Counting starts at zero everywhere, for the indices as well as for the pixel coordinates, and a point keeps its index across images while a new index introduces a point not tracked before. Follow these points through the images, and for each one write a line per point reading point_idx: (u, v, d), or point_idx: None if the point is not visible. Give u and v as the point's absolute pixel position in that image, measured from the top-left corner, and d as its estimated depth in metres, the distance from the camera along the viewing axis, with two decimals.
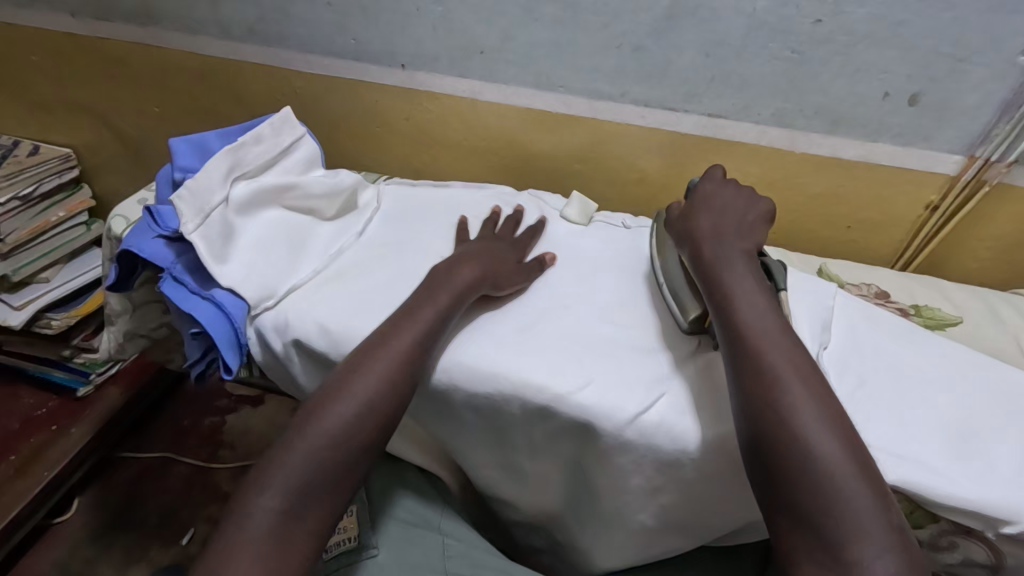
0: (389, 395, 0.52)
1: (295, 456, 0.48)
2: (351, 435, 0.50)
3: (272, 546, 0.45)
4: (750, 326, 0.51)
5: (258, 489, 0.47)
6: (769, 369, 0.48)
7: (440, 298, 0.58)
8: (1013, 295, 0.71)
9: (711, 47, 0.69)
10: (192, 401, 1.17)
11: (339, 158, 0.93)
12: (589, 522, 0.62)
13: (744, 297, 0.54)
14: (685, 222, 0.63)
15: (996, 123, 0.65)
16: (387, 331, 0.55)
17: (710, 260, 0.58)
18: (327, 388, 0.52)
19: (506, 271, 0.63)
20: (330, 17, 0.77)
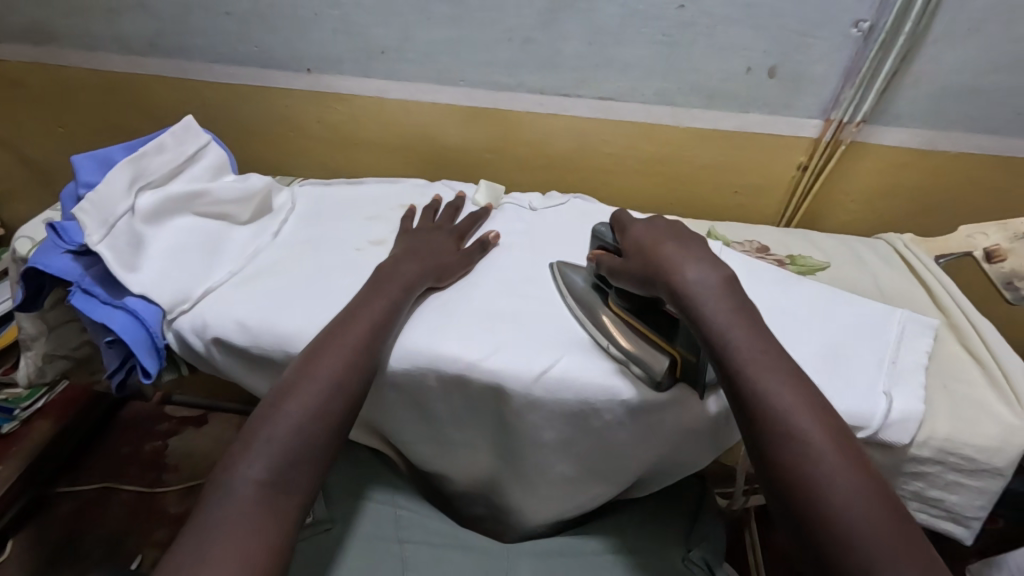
0: (355, 375, 0.53)
1: (278, 428, 0.48)
2: (325, 410, 0.51)
3: (259, 510, 0.44)
4: (757, 374, 0.46)
5: (236, 461, 0.47)
6: (794, 426, 0.43)
7: (391, 290, 0.60)
8: (877, 240, 0.77)
9: (593, 35, 0.73)
10: (130, 429, 1.22)
11: (259, 165, 0.96)
12: (515, 486, 0.66)
13: (743, 336, 0.47)
14: (645, 257, 0.54)
15: (843, 89, 0.73)
16: (343, 320, 0.57)
17: (689, 292, 0.50)
18: (291, 377, 0.52)
19: (445, 259, 0.66)
20: (230, 26, 0.80)
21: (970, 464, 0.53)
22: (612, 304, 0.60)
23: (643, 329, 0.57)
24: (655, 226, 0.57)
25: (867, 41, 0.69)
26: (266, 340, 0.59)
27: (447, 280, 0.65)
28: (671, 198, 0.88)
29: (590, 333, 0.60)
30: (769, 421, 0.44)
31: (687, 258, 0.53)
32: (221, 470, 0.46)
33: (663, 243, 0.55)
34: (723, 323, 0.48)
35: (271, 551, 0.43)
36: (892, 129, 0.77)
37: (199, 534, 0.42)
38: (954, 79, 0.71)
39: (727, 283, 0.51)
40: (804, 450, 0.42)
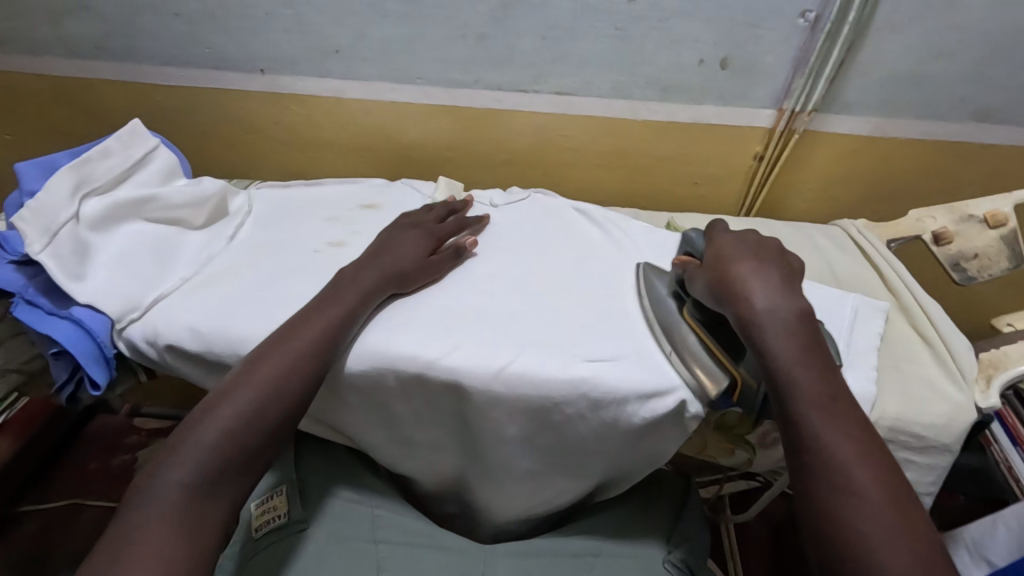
0: (291, 388, 0.51)
1: (203, 434, 0.47)
2: (256, 419, 0.49)
3: (181, 512, 0.44)
4: (817, 421, 0.45)
5: (160, 467, 0.45)
6: (848, 479, 0.42)
7: (348, 298, 0.58)
8: (832, 226, 0.79)
9: (546, 30, 0.73)
10: (97, 444, 1.19)
11: (218, 169, 0.94)
12: (482, 484, 0.65)
13: (807, 378, 0.47)
14: (721, 270, 0.56)
15: (794, 79, 0.74)
16: (286, 330, 0.55)
17: (759, 321, 0.51)
18: (227, 384, 0.51)
19: (408, 265, 0.63)
20: (179, 27, 0.78)
21: (920, 442, 0.55)
22: (685, 313, 0.60)
23: (709, 342, 0.57)
24: (737, 245, 0.59)
25: (814, 31, 0.70)
26: (220, 346, 0.58)
27: (411, 286, 0.63)
28: (633, 190, 0.89)
29: (657, 338, 0.59)
30: (820, 469, 0.43)
31: (761, 286, 0.54)
32: (147, 473, 0.45)
33: (751, 270, 0.55)
34: (787, 362, 0.48)
35: (187, 557, 0.42)
36: (843, 118, 0.79)
37: (120, 536, 0.42)
38: (899, 67, 0.73)
39: (796, 320, 0.51)
40: (857, 507, 0.40)
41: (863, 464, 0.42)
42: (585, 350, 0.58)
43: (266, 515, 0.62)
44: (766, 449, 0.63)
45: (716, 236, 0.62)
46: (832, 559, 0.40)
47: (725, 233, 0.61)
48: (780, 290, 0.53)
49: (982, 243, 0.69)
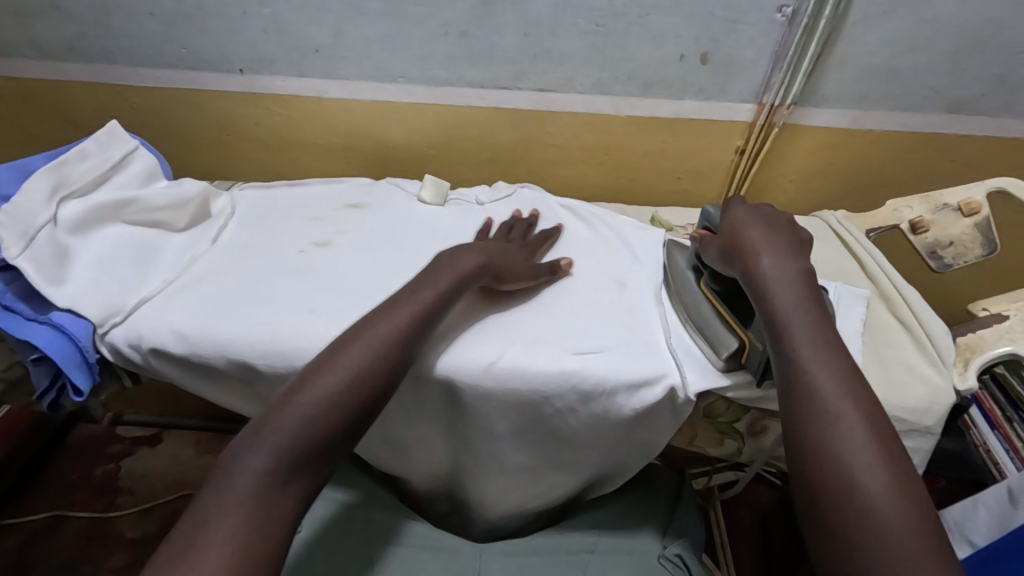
0: (377, 368, 0.49)
1: (287, 418, 0.44)
2: (343, 402, 0.46)
3: (259, 503, 0.41)
4: (812, 358, 0.46)
5: (243, 448, 0.43)
6: (833, 408, 0.43)
7: (439, 282, 0.56)
8: (813, 217, 0.80)
9: (527, 27, 0.74)
10: (78, 454, 1.17)
11: (198, 171, 0.93)
12: (474, 480, 0.66)
13: (802, 322, 0.48)
14: (733, 233, 0.58)
15: (773, 73, 0.76)
16: (375, 314, 0.53)
17: (763, 274, 0.52)
18: (315, 363, 0.49)
19: (509, 262, 0.63)
20: (154, 27, 0.77)
21: (902, 426, 0.56)
22: (703, 284, 0.62)
23: (723, 310, 0.58)
24: (754, 213, 0.59)
25: (791, 26, 0.71)
26: (206, 349, 0.58)
27: (508, 283, 0.62)
28: (616, 184, 0.90)
29: (676, 310, 0.63)
30: (806, 399, 0.44)
31: (770, 248, 0.54)
32: (229, 452, 0.43)
33: (766, 232, 0.56)
34: (787, 308, 0.49)
35: (260, 549, 0.39)
36: (821, 111, 0.80)
37: (195, 523, 0.39)
38: (874, 60, 0.75)
39: (801, 277, 0.52)
40: (840, 432, 0.41)
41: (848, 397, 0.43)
42: (574, 344, 0.58)
43: None
44: (755, 438, 0.63)
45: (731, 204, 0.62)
46: (812, 485, 0.40)
47: (740, 202, 0.62)
48: (788, 250, 0.55)
49: (957, 232, 0.70)
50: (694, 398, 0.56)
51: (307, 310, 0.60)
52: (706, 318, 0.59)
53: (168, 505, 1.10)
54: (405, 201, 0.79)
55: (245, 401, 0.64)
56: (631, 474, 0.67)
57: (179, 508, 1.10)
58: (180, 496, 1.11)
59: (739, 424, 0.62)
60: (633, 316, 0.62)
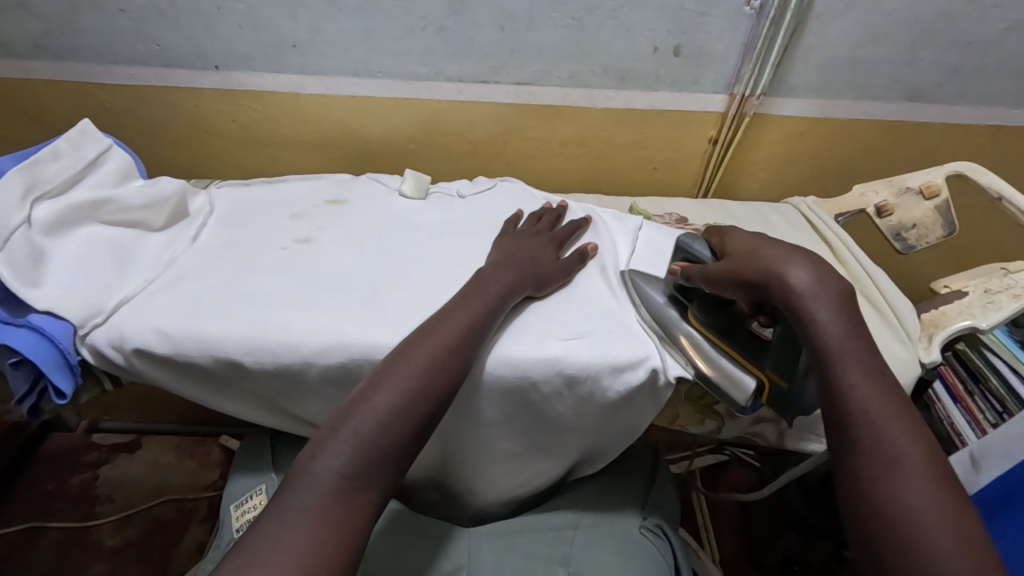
0: (438, 375, 0.51)
1: (359, 423, 0.47)
2: (408, 410, 0.49)
3: (331, 500, 0.44)
4: (868, 397, 0.45)
5: (320, 448, 0.46)
6: (899, 455, 0.42)
7: (488, 295, 0.58)
8: (783, 205, 0.83)
9: (504, 21, 0.75)
10: (53, 464, 1.14)
11: (172, 170, 0.92)
12: (465, 468, 0.67)
13: (853, 356, 0.47)
14: (749, 255, 0.54)
15: (743, 64, 0.78)
16: (432, 323, 0.55)
17: (802, 296, 0.50)
18: (382, 367, 0.51)
19: (542, 268, 0.64)
20: (125, 24, 0.75)
21: None
22: (692, 319, 0.60)
23: (726, 346, 0.58)
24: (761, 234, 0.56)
25: (759, 19, 0.73)
26: (191, 347, 0.57)
27: (546, 289, 0.64)
28: (594, 175, 0.92)
29: (669, 350, 0.59)
30: (865, 436, 0.44)
31: (804, 265, 0.52)
32: (306, 453, 0.46)
33: (786, 249, 0.53)
34: (839, 340, 0.48)
35: (338, 546, 0.42)
36: (789, 101, 0.83)
37: (276, 516, 0.42)
38: (838, 51, 0.77)
39: (845, 300, 0.50)
40: (905, 480, 0.41)
41: (910, 442, 0.43)
42: (561, 332, 0.59)
43: (247, 516, 0.65)
44: (734, 418, 0.65)
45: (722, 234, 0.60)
46: (872, 526, 0.40)
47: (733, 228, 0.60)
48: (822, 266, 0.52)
49: (919, 214, 0.73)
50: (674, 381, 0.58)
51: (292, 306, 0.61)
52: (708, 355, 0.58)
53: (149, 512, 1.08)
54: (385, 195, 0.79)
55: (231, 399, 0.63)
56: (616, 456, 0.69)
57: (160, 513, 1.09)
58: (161, 502, 1.09)
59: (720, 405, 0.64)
60: (614, 301, 0.64)
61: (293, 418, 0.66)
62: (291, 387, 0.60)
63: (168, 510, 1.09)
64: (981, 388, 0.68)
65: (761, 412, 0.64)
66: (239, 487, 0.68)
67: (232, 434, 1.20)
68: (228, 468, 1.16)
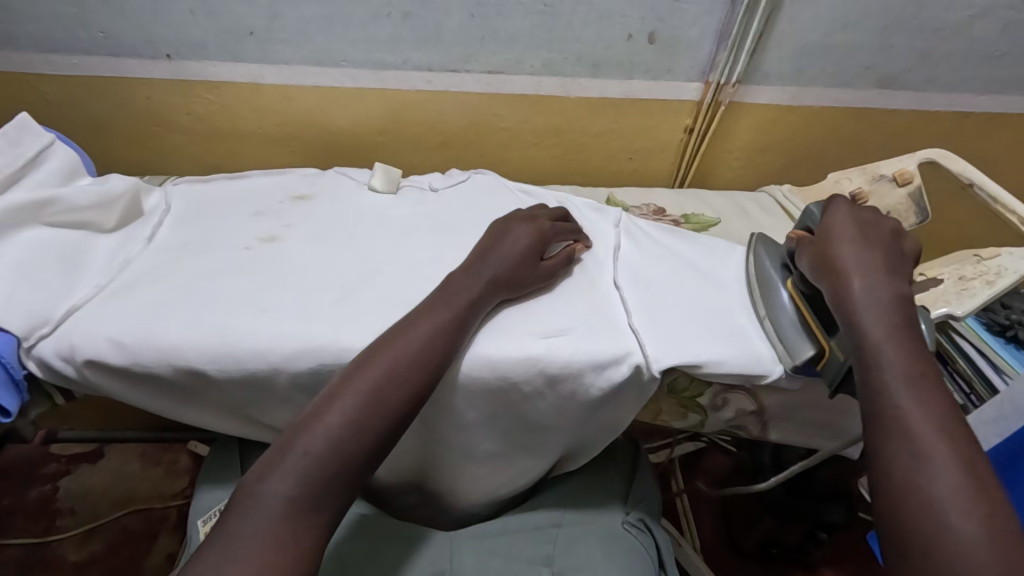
0: (398, 392, 0.49)
1: (313, 441, 0.45)
2: (363, 427, 0.47)
3: (282, 524, 0.42)
4: (904, 395, 0.45)
5: (268, 471, 0.44)
6: (923, 449, 0.42)
7: (457, 297, 0.56)
8: (759, 194, 0.82)
9: (474, 7, 0.72)
10: (7, 477, 1.08)
11: (125, 166, 0.87)
12: (447, 470, 0.65)
13: (895, 354, 0.47)
14: (824, 246, 0.57)
15: (718, 52, 0.77)
16: (398, 329, 0.53)
17: (851, 300, 0.51)
18: (338, 381, 0.49)
19: (523, 270, 0.61)
20: (66, 9, 0.70)
21: None
22: (790, 283, 0.61)
23: (805, 312, 0.58)
24: (856, 228, 0.57)
25: (733, 5, 0.72)
26: (147, 356, 0.54)
27: (524, 291, 0.61)
28: (569, 165, 0.90)
29: (755, 305, 0.63)
30: (895, 431, 0.43)
31: (862, 267, 0.53)
32: (254, 474, 0.44)
33: (857, 252, 0.55)
34: (875, 335, 0.48)
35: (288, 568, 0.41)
36: (763, 89, 0.82)
37: (223, 541, 0.41)
38: (811, 38, 0.77)
39: (896, 304, 0.50)
40: (930, 474, 0.40)
41: (946, 442, 0.42)
42: (538, 330, 0.58)
43: None
44: (718, 411, 0.64)
45: (831, 209, 0.60)
46: (891, 514, 0.41)
47: (840, 203, 0.59)
48: (884, 269, 0.53)
49: (893, 201, 0.73)
50: (658, 375, 0.56)
51: (259, 309, 0.57)
52: (786, 315, 0.59)
53: (114, 523, 1.03)
54: (354, 191, 0.76)
55: (197, 410, 0.60)
56: (595, 453, 0.68)
57: (126, 525, 1.04)
58: (126, 512, 1.05)
59: (702, 398, 0.62)
60: (590, 296, 0.62)
61: (264, 426, 0.63)
62: (260, 393, 0.57)
63: (135, 521, 1.04)
64: (950, 370, 0.69)
65: (743, 405, 0.63)
66: (208, 500, 0.64)
67: (201, 439, 1.16)
68: (198, 475, 1.12)
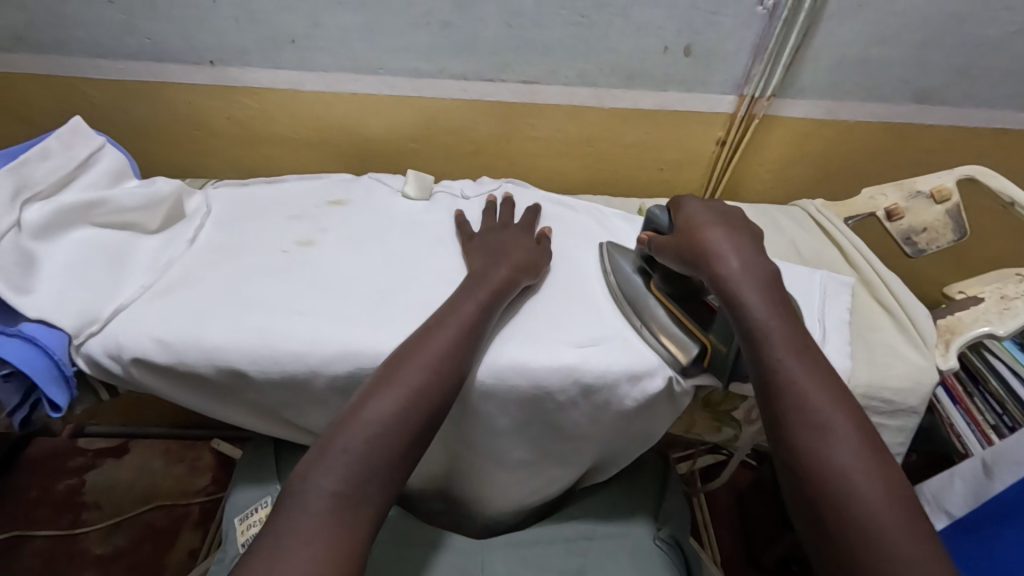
0: (438, 386, 0.50)
1: (354, 439, 0.45)
2: (405, 423, 0.47)
3: (334, 523, 0.42)
4: (797, 372, 0.46)
5: (313, 469, 0.44)
6: (825, 424, 0.43)
7: (478, 292, 0.57)
8: (792, 207, 0.82)
9: (511, 18, 0.73)
10: (36, 469, 1.10)
11: (163, 168, 0.89)
12: (475, 477, 0.65)
13: (783, 332, 0.48)
14: (691, 238, 0.56)
15: (753, 65, 0.77)
16: (426, 328, 0.54)
17: (733, 282, 0.51)
18: (374, 381, 0.50)
19: (534, 257, 0.64)
20: (115, 16, 0.72)
21: (890, 406, 0.57)
22: (654, 287, 0.62)
23: (677, 313, 0.59)
24: (711, 211, 0.58)
25: (771, 19, 0.72)
26: (192, 356, 0.55)
27: (541, 276, 0.64)
28: (598, 175, 0.90)
29: (625, 315, 0.61)
30: (797, 409, 0.44)
31: (732, 249, 0.54)
32: (300, 474, 0.44)
33: (725, 237, 0.55)
34: (765, 317, 0.49)
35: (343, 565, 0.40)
36: (797, 102, 0.82)
37: (274, 539, 0.40)
38: (849, 52, 0.76)
39: (771, 281, 0.51)
40: (859, 486, 0.40)
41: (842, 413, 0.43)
42: (575, 339, 0.58)
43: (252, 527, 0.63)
44: (750, 425, 0.63)
45: (680, 203, 0.60)
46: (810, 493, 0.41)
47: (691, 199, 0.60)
48: (750, 249, 0.54)
49: (929, 218, 0.72)
50: (690, 389, 0.58)
51: (297, 313, 0.58)
52: (663, 322, 0.59)
53: (138, 519, 1.05)
54: (387, 197, 0.77)
55: (235, 409, 0.61)
56: (627, 462, 0.68)
57: (150, 521, 1.05)
58: (151, 508, 1.06)
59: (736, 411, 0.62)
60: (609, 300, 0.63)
61: (297, 428, 0.64)
62: (299, 395, 0.58)
63: (158, 517, 1.06)
64: (982, 390, 0.68)
65: None
66: (242, 500, 0.65)
67: (224, 438, 1.17)
68: (220, 473, 1.13)
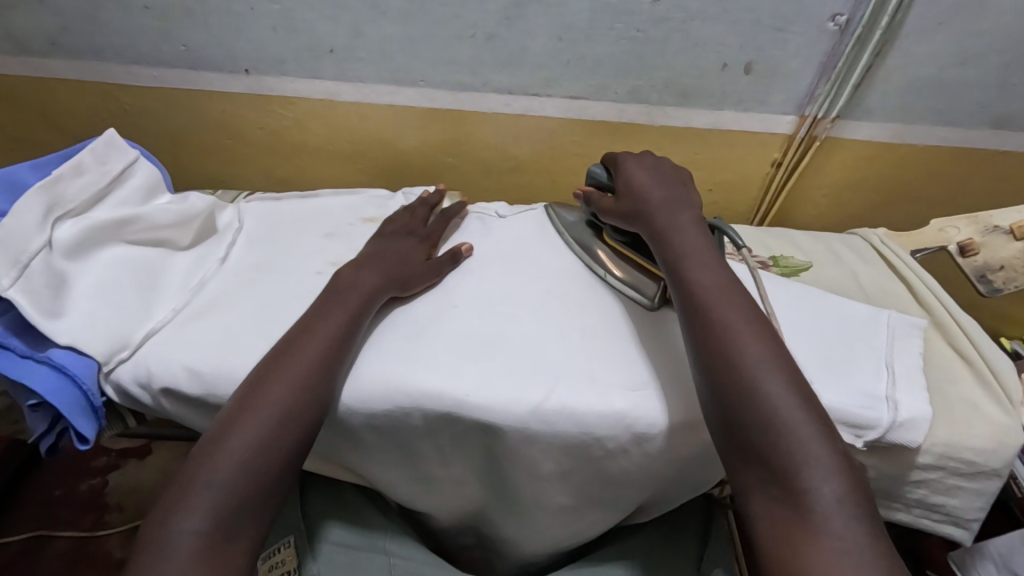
0: (303, 403, 0.48)
1: (222, 466, 0.43)
2: (273, 444, 0.45)
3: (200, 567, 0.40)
4: (709, 289, 0.51)
5: (172, 512, 0.42)
6: (730, 324, 0.48)
7: (349, 302, 0.56)
8: (850, 235, 0.77)
9: (563, 30, 0.68)
10: (59, 469, 1.09)
11: (195, 175, 0.87)
12: (511, 515, 0.61)
13: (695, 262, 0.53)
14: (631, 194, 0.61)
15: (818, 84, 0.72)
16: (301, 332, 0.52)
17: (661, 230, 0.57)
18: (235, 406, 0.47)
19: (408, 269, 0.62)
20: (151, 22, 0.70)
21: (968, 467, 0.52)
22: (607, 238, 0.66)
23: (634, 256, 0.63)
24: (649, 167, 0.63)
25: (843, 36, 0.67)
26: (222, 389, 0.52)
27: (412, 289, 0.61)
28: None
29: (591, 267, 0.65)
30: (703, 323, 0.49)
31: (666, 196, 0.60)
32: (155, 521, 0.41)
33: (663, 194, 0.60)
34: (686, 246, 0.55)
35: None
36: (862, 124, 0.77)
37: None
38: (923, 73, 0.71)
39: (694, 224, 0.57)
40: (758, 376, 0.44)
41: (745, 320, 0.48)
42: (626, 381, 0.54)
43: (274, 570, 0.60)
44: None
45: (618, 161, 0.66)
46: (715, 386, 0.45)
47: (629, 160, 0.65)
48: (686, 200, 0.60)
49: (1009, 254, 0.68)
50: None
51: None
52: (625, 269, 0.63)
53: None
54: None
55: None
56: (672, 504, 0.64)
57: None
58: None
59: None
60: (624, 328, 0.59)
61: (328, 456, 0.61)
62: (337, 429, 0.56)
63: None
64: None
65: None
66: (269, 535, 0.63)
67: None
68: None
